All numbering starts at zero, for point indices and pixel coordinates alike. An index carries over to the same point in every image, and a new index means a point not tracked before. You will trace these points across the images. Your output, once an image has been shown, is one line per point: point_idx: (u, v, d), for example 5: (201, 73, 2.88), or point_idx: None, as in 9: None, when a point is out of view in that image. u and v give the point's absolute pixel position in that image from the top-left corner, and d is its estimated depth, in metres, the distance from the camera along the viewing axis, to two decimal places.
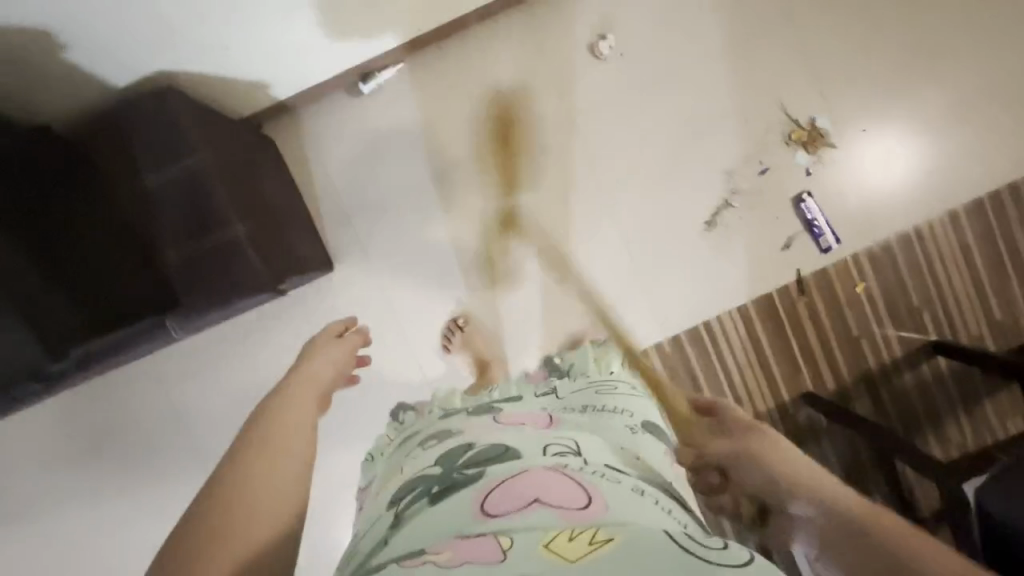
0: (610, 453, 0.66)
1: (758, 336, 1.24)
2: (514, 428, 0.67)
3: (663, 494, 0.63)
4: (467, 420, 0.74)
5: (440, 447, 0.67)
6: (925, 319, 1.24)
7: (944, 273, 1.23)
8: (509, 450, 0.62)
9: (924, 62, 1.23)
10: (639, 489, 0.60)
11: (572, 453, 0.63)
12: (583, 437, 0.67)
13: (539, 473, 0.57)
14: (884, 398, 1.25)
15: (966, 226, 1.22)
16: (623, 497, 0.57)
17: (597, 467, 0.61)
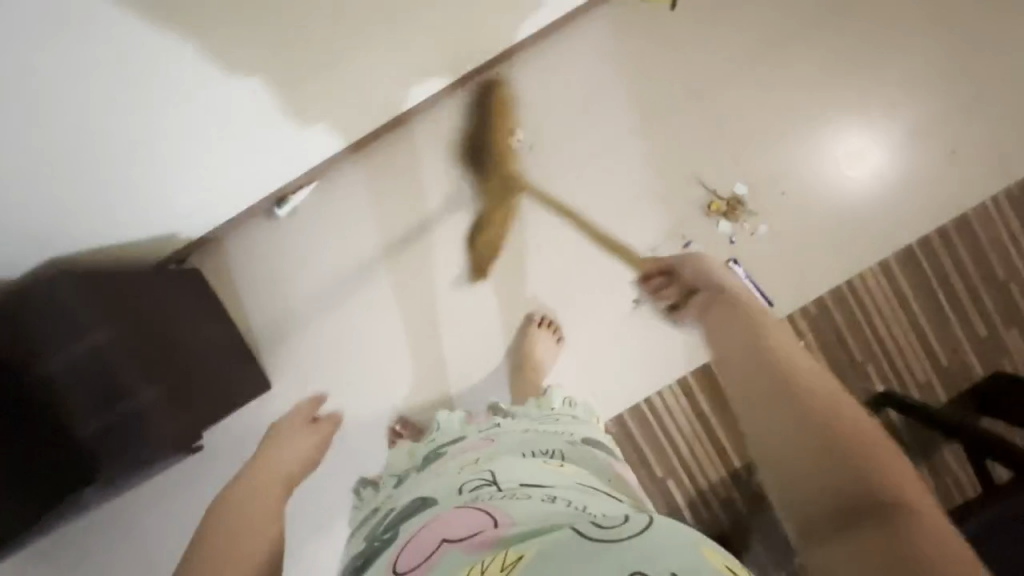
0: (531, 468, 0.72)
1: (703, 409, 1.23)
2: (439, 475, 0.78)
3: (567, 487, 0.68)
4: (410, 480, 0.82)
5: (379, 520, 0.77)
6: (871, 373, 1.24)
7: (883, 324, 1.23)
8: (427, 500, 0.72)
9: (846, 120, 1.23)
10: (551, 495, 0.66)
11: (486, 483, 0.70)
12: (498, 464, 0.74)
13: (447, 514, 0.66)
14: None
15: (901, 277, 1.23)
16: (526, 506, 0.63)
17: (507, 489, 0.68)
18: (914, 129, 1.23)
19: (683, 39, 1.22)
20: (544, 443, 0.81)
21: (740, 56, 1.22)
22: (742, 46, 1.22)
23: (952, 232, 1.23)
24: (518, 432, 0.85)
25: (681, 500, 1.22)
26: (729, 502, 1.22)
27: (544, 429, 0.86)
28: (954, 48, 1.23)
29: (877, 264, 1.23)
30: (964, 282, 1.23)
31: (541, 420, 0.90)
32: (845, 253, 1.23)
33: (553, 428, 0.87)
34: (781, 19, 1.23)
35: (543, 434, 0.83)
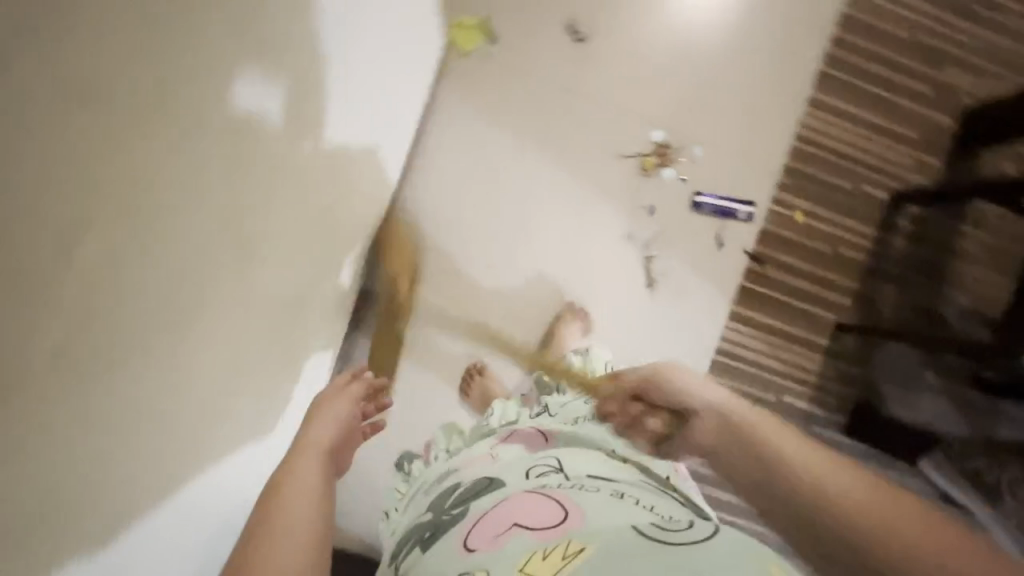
0: (597, 465, 0.72)
1: (765, 322, 1.27)
2: (501, 457, 0.76)
3: (637, 487, 0.68)
4: (466, 460, 0.80)
5: (438, 496, 0.74)
6: (870, 190, 1.27)
7: (847, 145, 1.26)
8: (495, 480, 0.70)
9: (693, 13, 1.24)
10: (620, 492, 0.65)
11: (554, 471, 0.70)
12: (564, 455, 0.74)
13: (520, 496, 0.64)
14: (896, 272, 1.27)
15: (830, 99, 1.26)
16: (599, 500, 0.62)
17: (579, 480, 0.68)
18: None
19: (521, 50, 1.20)
20: (600, 430, 0.82)
21: (578, 27, 1.21)
22: (571, 18, 1.21)
23: (843, 34, 1.25)
24: (569, 420, 0.85)
25: (803, 405, 1.28)
26: (840, 373, 1.29)
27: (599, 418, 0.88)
28: None
29: (809, 106, 1.25)
30: (882, 64, 1.26)
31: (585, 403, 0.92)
32: (776, 118, 1.25)
33: None
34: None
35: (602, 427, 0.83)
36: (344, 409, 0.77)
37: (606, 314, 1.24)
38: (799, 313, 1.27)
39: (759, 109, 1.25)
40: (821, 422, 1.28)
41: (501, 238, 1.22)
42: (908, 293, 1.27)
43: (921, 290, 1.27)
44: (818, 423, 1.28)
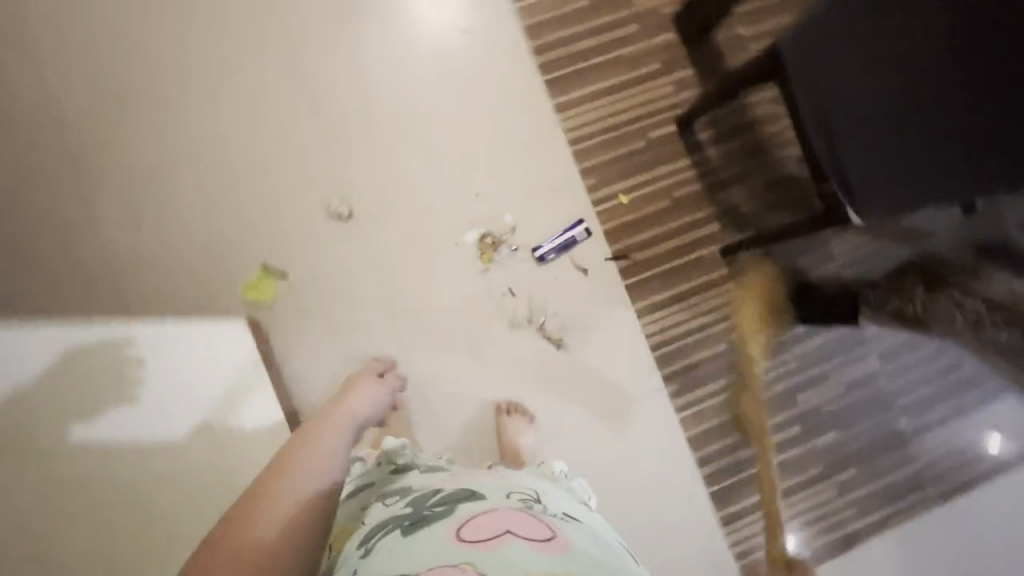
0: (571, 507, 0.84)
1: (669, 293, 1.30)
2: (478, 477, 0.84)
3: (599, 529, 0.81)
4: (439, 479, 0.87)
5: (420, 495, 0.82)
6: (658, 131, 1.32)
7: (613, 116, 1.31)
8: (475, 492, 0.78)
9: (416, 119, 1.27)
10: (591, 533, 0.77)
11: (532, 498, 0.80)
12: (542, 490, 0.85)
13: (510, 511, 0.73)
14: (729, 175, 1.32)
15: (572, 92, 1.30)
16: (575, 530, 0.75)
17: (555, 511, 0.79)
18: (436, 54, 1.28)
19: (310, 258, 1.23)
20: (565, 489, 0.93)
21: (336, 205, 1.23)
22: (326, 203, 1.24)
23: (540, 38, 1.30)
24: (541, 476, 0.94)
25: (751, 328, 1.31)
26: (759, 283, 1.31)
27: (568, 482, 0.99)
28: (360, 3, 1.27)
29: (560, 113, 1.30)
30: (588, 36, 1.31)
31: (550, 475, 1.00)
32: (544, 141, 1.29)
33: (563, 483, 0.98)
34: (305, 157, 1.24)
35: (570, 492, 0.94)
36: (373, 390, 1.12)
37: (543, 393, 1.27)
38: (689, 265, 1.30)
39: (526, 145, 1.29)
40: (777, 329, 1.30)
41: (418, 406, 1.25)
42: (751, 183, 1.32)
43: (759, 172, 1.32)
44: (775, 332, 1.30)
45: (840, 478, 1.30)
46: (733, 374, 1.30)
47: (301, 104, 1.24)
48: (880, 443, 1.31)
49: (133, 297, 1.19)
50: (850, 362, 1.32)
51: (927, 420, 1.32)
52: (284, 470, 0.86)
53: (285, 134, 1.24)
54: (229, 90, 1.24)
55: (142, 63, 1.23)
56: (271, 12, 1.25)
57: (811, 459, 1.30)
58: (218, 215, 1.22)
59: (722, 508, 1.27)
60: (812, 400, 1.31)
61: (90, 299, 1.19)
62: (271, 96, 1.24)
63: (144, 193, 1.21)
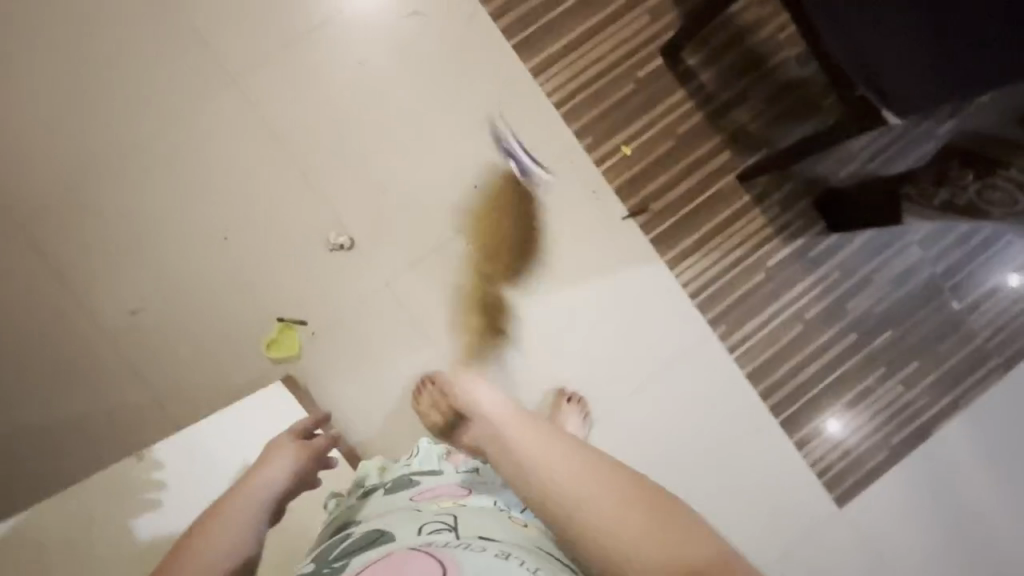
0: (493, 527, 0.70)
1: (696, 236, 1.24)
2: (395, 512, 0.76)
3: (518, 547, 0.65)
4: (371, 515, 0.79)
5: (341, 539, 0.75)
6: (646, 69, 1.22)
7: (594, 65, 1.21)
8: (385, 533, 0.71)
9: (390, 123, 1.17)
10: (508, 553, 0.63)
11: (446, 527, 0.69)
12: (461, 516, 0.73)
13: (403, 552, 0.64)
14: (729, 98, 1.23)
15: (546, 51, 1.20)
16: (481, 559, 0.61)
17: (467, 539, 0.66)
18: (397, 45, 1.17)
19: (322, 296, 1.16)
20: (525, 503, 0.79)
21: (335, 240, 1.16)
22: (323, 236, 1.15)
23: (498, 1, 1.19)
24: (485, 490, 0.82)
25: (786, 249, 1.26)
26: (783, 202, 1.25)
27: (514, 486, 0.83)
28: (300, 10, 1.15)
29: (541, 75, 1.20)
30: None
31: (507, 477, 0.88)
32: (531, 112, 1.20)
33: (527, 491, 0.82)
34: (288, 192, 1.15)
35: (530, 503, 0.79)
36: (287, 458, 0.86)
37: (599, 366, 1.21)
38: (710, 202, 1.24)
39: (512, 120, 1.19)
40: (811, 245, 1.26)
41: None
42: (754, 99, 1.24)
43: (760, 86, 1.24)
44: (810, 248, 1.26)
45: (902, 374, 1.28)
46: (777, 300, 1.26)
47: (268, 136, 1.14)
48: (936, 329, 1.29)
49: (155, 380, 1.13)
50: (889, 258, 1.28)
51: (978, 295, 1.30)
52: None
53: (259, 171, 1.14)
54: (190, 140, 1.13)
55: (89, 135, 1.12)
56: (210, 45, 1.14)
57: (871, 363, 1.28)
58: (213, 279, 1.14)
59: (794, 433, 1.26)
60: (860, 305, 1.28)
61: (113, 395, 1.12)
62: (234, 135, 1.14)
63: (133, 271, 1.13)
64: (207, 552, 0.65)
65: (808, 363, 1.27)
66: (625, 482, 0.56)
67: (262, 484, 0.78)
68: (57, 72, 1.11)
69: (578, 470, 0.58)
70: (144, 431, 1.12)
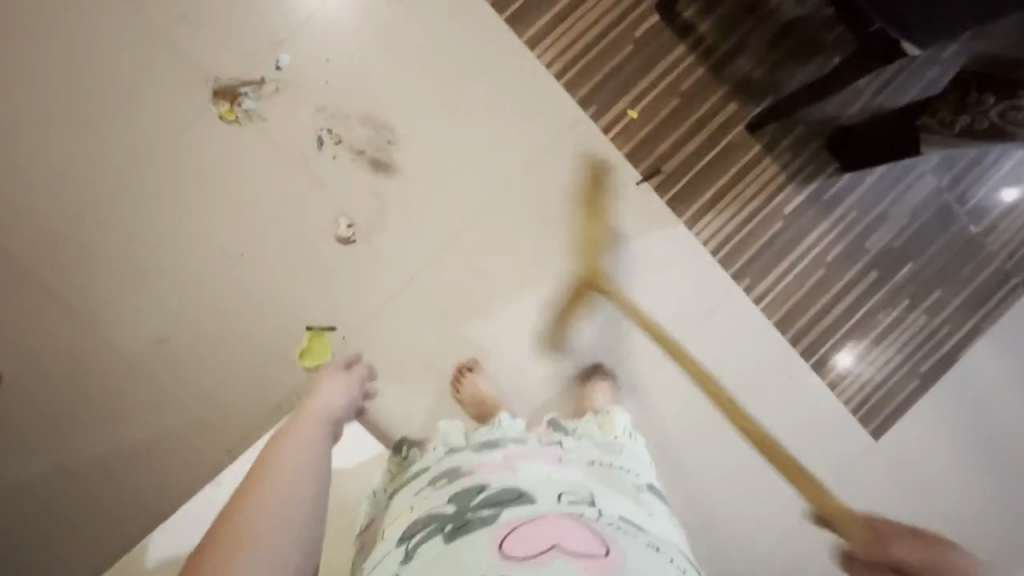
0: (624, 507, 0.77)
1: (711, 193, 1.23)
2: (526, 470, 0.79)
3: (657, 536, 0.75)
4: (487, 468, 0.80)
5: (465, 489, 0.77)
6: (642, 28, 1.19)
7: (589, 30, 1.18)
8: (524, 493, 0.74)
9: (389, 115, 1.14)
10: (653, 543, 0.72)
11: (585, 500, 0.75)
12: (595, 490, 0.78)
13: (557, 518, 0.69)
14: (730, 47, 1.21)
15: (537, 21, 1.16)
16: (634, 546, 0.69)
17: (610, 517, 0.73)
18: (386, 35, 1.13)
19: (346, 300, 1.15)
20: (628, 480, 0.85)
21: (342, 227, 1.13)
22: (339, 240, 1.14)
23: None
24: (586, 456, 0.87)
25: (800, 194, 1.25)
26: (793, 147, 1.24)
27: (616, 459, 0.89)
28: (281, 10, 1.10)
29: (537, 47, 1.17)
30: None
31: (605, 447, 0.91)
32: (530, 88, 1.17)
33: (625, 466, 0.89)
34: (297, 200, 1.12)
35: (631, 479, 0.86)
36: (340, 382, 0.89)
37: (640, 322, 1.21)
38: (720, 157, 1.23)
39: (512, 98, 1.17)
40: (824, 188, 1.26)
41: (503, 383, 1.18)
42: (755, 46, 1.21)
43: (759, 30, 1.21)
44: (824, 191, 1.26)
45: (926, 303, 1.30)
46: (796, 248, 1.26)
47: (267, 145, 1.11)
48: (956, 254, 1.30)
49: (193, 405, 1.13)
50: (903, 191, 1.28)
51: (995, 216, 1.30)
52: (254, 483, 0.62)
53: (263, 181, 1.12)
54: (189, 160, 1.10)
55: (85, 168, 1.09)
56: (193, 59, 1.09)
57: (894, 297, 1.29)
58: (234, 298, 1.13)
59: (826, 375, 1.28)
60: (878, 242, 1.28)
61: (154, 424, 1.12)
62: (232, 149, 1.11)
63: (153, 300, 1.11)
64: (289, 452, 0.68)
65: (833, 306, 1.28)
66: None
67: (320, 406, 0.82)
68: (40, 107, 1.08)
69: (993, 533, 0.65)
70: (190, 456, 1.13)
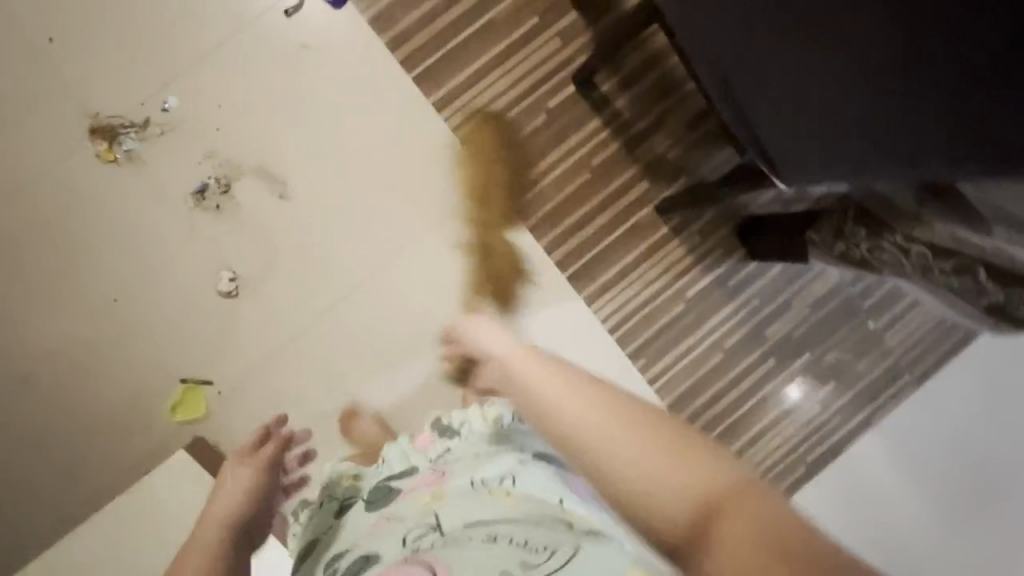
0: (475, 503, 0.63)
1: (615, 270, 1.21)
2: (384, 523, 0.69)
3: (522, 521, 0.59)
4: (356, 532, 0.73)
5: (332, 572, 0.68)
6: (557, 99, 1.16)
7: (501, 96, 1.14)
8: (372, 554, 0.64)
9: (283, 168, 1.09)
10: (493, 537, 0.57)
11: (432, 523, 0.63)
12: (443, 502, 0.66)
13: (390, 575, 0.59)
14: (645, 125, 1.17)
15: (446, 84, 1.12)
16: (470, 558, 0.55)
17: (451, 531, 0.60)
18: (284, 82, 1.08)
19: (225, 353, 1.10)
20: (487, 463, 0.71)
21: (225, 281, 1.09)
22: (218, 294, 1.09)
23: (390, 32, 1.10)
24: (469, 453, 0.76)
25: (706, 279, 1.25)
26: (701, 232, 1.23)
27: (503, 443, 0.75)
28: (173, 47, 1.05)
29: (445, 111, 1.13)
30: (444, 12, 1.11)
31: (490, 441, 0.77)
32: (435, 151, 1.13)
33: (496, 446, 0.75)
34: (178, 246, 1.08)
35: (501, 456, 0.72)
36: (244, 471, 0.90)
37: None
38: (628, 235, 1.21)
39: (415, 160, 1.13)
40: (730, 274, 1.25)
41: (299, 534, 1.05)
42: (672, 126, 1.18)
43: (678, 109, 1.17)
44: (731, 277, 1.25)
45: (821, 393, 1.31)
46: (697, 330, 1.26)
47: (149, 187, 1.06)
48: (853, 348, 1.31)
49: (53, 454, 1.07)
50: (808, 282, 1.28)
51: (895, 312, 1.31)
52: None
53: (144, 227, 1.06)
54: (64, 199, 1.04)
55: None
56: (72, 89, 1.03)
57: (790, 384, 1.30)
58: (107, 343, 1.07)
59: None
60: (780, 331, 1.29)
61: (8, 472, 1.06)
62: (113, 190, 1.05)
63: (17, 342, 1.06)
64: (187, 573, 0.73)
65: (729, 390, 1.28)
66: (655, 425, 0.57)
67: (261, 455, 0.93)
68: None
69: (628, 433, 0.58)
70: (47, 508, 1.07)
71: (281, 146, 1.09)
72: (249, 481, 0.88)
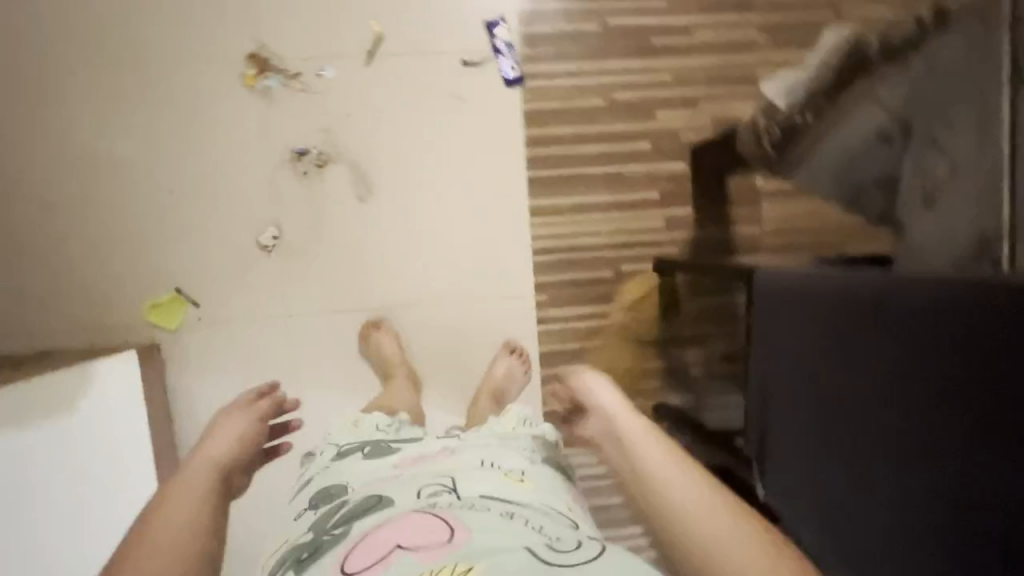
0: (497, 484, 0.68)
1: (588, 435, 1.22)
2: (403, 474, 0.71)
3: (538, 513, 0.65)
4: (356, 483, 0.72)
5: (325, 513, 0.68)
6: (631, 266, 1.21)
7: (589, 235, 1.19)
8: (383, 498, 0.66)
9: (378, 178, 1.15)
10: (512, 513, 0.63)
11: (447, 488, 0.67)
12: (462, 473, 0.70)
13: (405, 517, 0.61)
14: (689, 333, 1.22)
15: (550, 197, 1.18)
16: (488, 520, 0.60)
17: (472, 498, 0.65)
18: (427, 116, 1.15)
19: (226, 291, 1.13)
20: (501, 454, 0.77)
21: (267, 237, 1.13)
22: (255, 242, 1.13)
23: (535, 131, 1.17)
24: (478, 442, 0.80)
25: None
26: None
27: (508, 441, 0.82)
28: (362, 32, 1.12)
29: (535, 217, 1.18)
30: (589, 142, 1.18)
31: (498, 434, 0.84)
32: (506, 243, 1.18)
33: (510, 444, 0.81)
34: (254, 184, 1.12)
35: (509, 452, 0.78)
36: (237, 426, 0.86)
37: None
38: None
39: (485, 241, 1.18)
40: None
41: None
42: (711, 348, 1.22)
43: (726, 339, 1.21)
44: None
45: None
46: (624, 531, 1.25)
47: (263, 126, 1.12)
48: None
49: (34, 277, 1.11)
50: None
51: None
52: (143, 535, 0.61)
53: (237, 153, 1.12)
54: (191, 92, 1.11)
55: (108, 27, 1.09)
56: (261, 14, 1.11)
57: None
58: (141, 223, 1.12)
59: None
60: None
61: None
62: (234, 109, 1.11)
63: (72, 172, 1.10)
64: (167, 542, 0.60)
65: None
66: None
67: (208, 458, 0.77)
68: None
69: None
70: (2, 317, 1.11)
71: (389, 160, 1.15)
72: (243, 429, 0.86)
